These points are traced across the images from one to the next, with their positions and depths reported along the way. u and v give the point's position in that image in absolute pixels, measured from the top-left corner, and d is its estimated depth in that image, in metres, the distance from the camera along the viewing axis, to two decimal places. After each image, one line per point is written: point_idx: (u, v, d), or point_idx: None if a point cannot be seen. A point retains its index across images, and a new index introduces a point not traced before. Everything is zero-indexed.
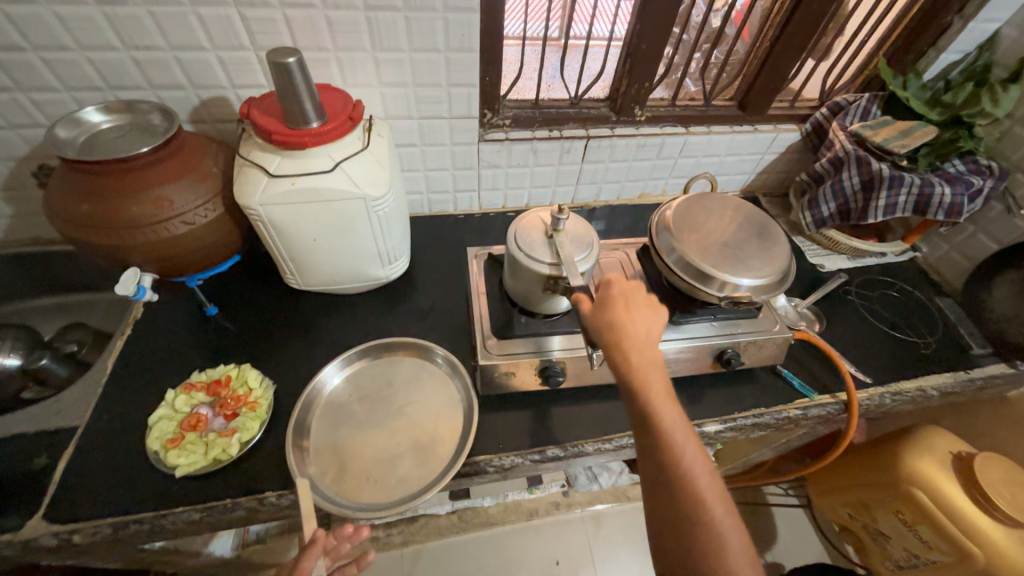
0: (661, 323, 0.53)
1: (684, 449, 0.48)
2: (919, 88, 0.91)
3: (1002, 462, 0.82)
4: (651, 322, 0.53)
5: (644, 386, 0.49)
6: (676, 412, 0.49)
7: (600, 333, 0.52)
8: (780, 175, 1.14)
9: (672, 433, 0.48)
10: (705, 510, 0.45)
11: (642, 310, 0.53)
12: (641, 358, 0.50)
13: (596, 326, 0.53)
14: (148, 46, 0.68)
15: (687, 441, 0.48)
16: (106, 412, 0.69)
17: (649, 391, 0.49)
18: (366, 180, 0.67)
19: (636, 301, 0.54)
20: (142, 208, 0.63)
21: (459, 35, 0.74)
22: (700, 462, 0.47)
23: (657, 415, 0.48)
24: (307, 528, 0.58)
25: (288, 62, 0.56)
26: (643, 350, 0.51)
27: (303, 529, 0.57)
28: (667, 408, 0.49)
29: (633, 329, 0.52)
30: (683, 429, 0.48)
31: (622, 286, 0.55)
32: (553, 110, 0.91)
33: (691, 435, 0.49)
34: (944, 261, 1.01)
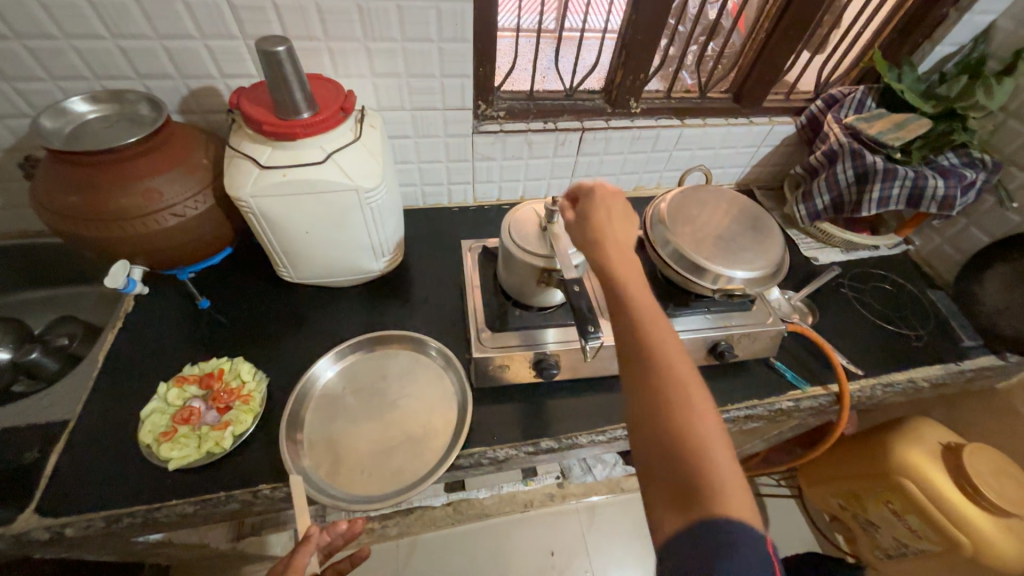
0: (637, 228, 0.57)
1: (657, 331, 0.48)
2: (914, 80, 0.90)
3: (989, 452, 0.84)
4: (627, 227, 0.56)
5: (620, 276, 0.51)
6: (650, 299, 0.50)
7: (581, 232, 0.56)
8: (775, 168, 1.13)
9: (645, 313, 0.49)
10: (676, 382, 0.45)
11: (619, 217, 0.57)
12: (616, 252, 0.53)
13: (577, 224, 0.56)
14: (135, 35, 0.67)
15: (660, 325, 0.49)
16: (98, 406, 0.69)
17: (624, 279, 0.51)
18: (359, 172, 0.66)
19: (615, 209, 0.58)
20: (131, 199, 0.63)
21: (452, 25, 0.73)
22: (673, 342, 0.48)
23: (630, 299, 0.50)
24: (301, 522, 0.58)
25: (277, 51, 0.55)
26: (619, 246, 0.54)
27: (297, 525, 0.57)
28: (642, 295, 0.50)
29: (611, 231, 0.55)
30: (657, 313, 0.50)
31: (603, 194, 0.58)
32: (547, 102, 0.91)
33: (664, 319, 0.50)
34: (936, 254, 1.01)
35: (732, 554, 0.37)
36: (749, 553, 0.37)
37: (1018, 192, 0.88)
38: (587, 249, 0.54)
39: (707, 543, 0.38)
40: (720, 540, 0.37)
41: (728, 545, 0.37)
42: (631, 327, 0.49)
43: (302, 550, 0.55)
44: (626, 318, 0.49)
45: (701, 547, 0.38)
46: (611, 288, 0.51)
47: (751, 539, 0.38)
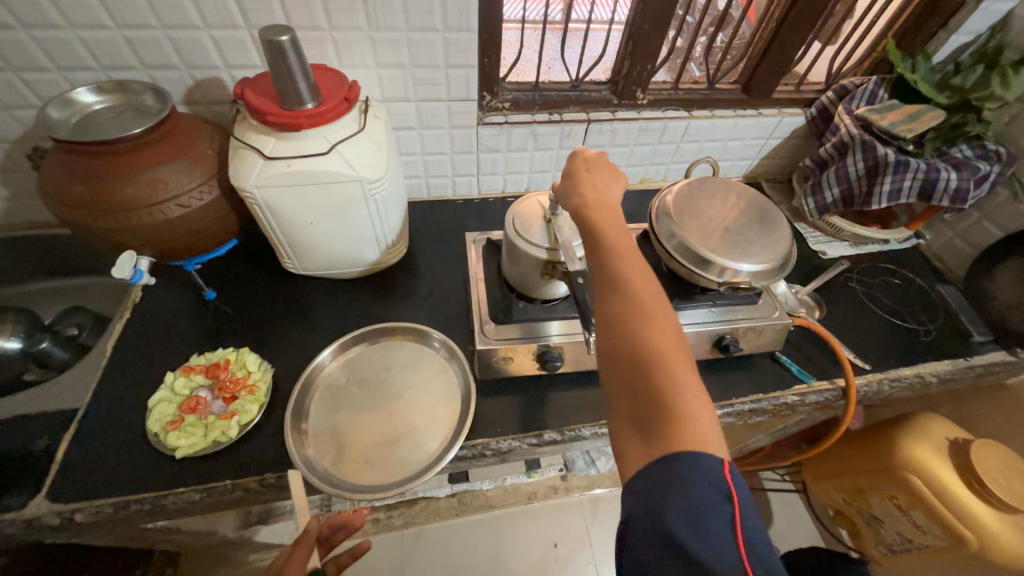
0: (620, 182, 0.59)
1: (629, 264, 0.48)
2: (929, 71, 0.89)
3: (997, 448, 0.83)
4: (611, 183, 0.58)
5: (599, 221, 0.52)
6: (625, 237, 0.51)
7: (566, 187, 0.57)
8: (784, 160, 1.12)
9: (619, 248, 0.49)
10: (645, 312, 0.45)
11: (601, 171, 0.59)
12: (595, 199, 0.55)
13: (564, 181, 0.58)
14: (139, 25, 0.67)
15: (632, 258, 0.49)
16: (107, 394, 0.70)
17: (601, 220, 0.52)
18: (363, 163, 0.66)
19: (598, 164, 0.59)
20: (137, 190, 0.63)
21: (457, 14, 0.72)
22: (645, 275, 0.48)
23: (605, 236, 0.50)
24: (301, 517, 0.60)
25: (281, 40, 0.55)
26: (603, 199, 0.55)
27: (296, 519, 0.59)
28: (616, 232, 0.51)
29: (593, 183, 0.57)
30: (630, 248, 0.50)
31: (587, 154, 0.61)
32: (553, 93, 0.90)
33: (637, 254, 0.50)
34: (947, 248, 1.00)
35: (688, 482, 0.36)
36: (707, 480, 0.37)
37: None
38: (568, 198, 0.56)
39: (665, 464, 0.38)
40: (677, 462, 0.37)
41: (685, 469, 0.37)
42: (603, 262, 0.49)
43: (300, 546, 0.57)
44: (599, 252, 0.50)
45: (658, 470, 0.38)
46: (587, 230, 0.52)
47: (712, 464, 0.37)
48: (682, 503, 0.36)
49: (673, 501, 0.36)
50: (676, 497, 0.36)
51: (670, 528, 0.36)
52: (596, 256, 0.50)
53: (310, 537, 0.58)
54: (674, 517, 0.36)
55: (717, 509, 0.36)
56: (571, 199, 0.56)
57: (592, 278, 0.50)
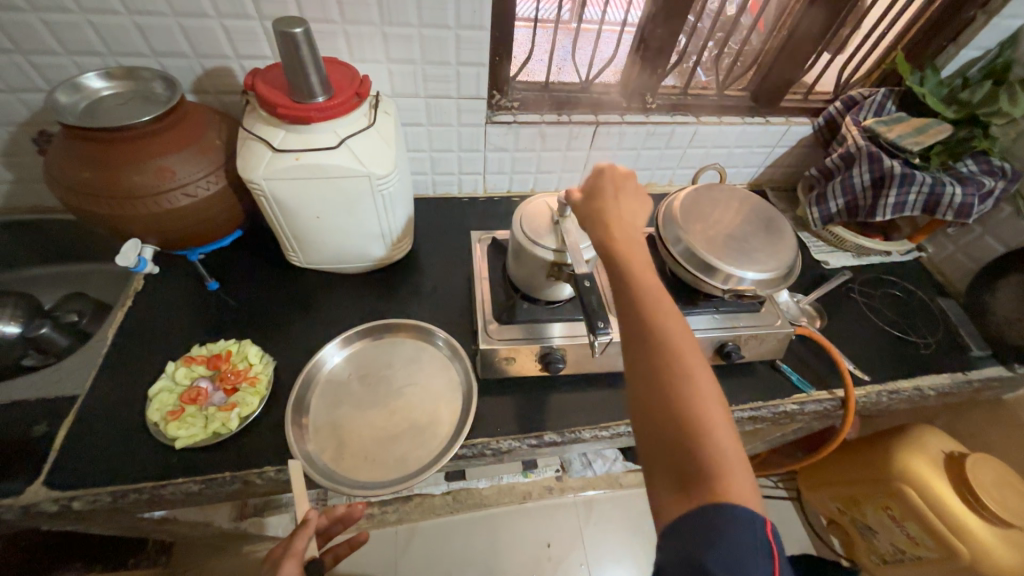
0: (645, 209, 0.59)
1: (661, 309, 0.49)
2: (937, 84, 0.89)
3: (993, 463, 0.83)
4: (635, 209, 0.58)
5: (625, 255, 0.52)
6: (655, 278, 0.51)
7: (591, 211, 0.57)
8: (789, 169, 1.12)
9: (650, 291, 0.49)
10: (681, 360, 0.45)
11: (630, 198, 0.59)
12: (623, 233, 0.54)
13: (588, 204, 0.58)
14: (151, 12, 0.66)
15: (665, 303, 0.49)
16: (107, 382, 0.69)
17: (630, 256, 0.52)
18: (372, 158, 0.66)
19: (623, 193, 0.59)
20: (144, 177, 0.63)
21: (471, 12, 0.71)
22: (678, 320, 0.48)
23: (634, 274, 0.51)
24: (301, 507, 0.59)
25: (294, 33, 0.54)
26: (627, 228, 0.55)
27: (297, 509, 0.59)
28: (647, 273, 0.51)
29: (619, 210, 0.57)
30: (661, 291, 0.50)
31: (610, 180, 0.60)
32: (563, 94, 0.90)
33: (668, 297, 0.50)
34: (948, 262, 1.00)
35: (731, 532, 0.37)
36: (749, 532, 0.37)
37: None
38: (596, 227, 0.55)
39: (708, 511, 0.38)
40: (722, 513, 0.37)
41: (729, 521, 0.37)
42: (635, 304, 0.49)
43: (299, 536, 0.57)
44: (630, 293, 0.50)
45: (699, 518, 0.38)
46: (616, 262, 0.52)
47: (752, 517, 0.38)
48: (725, 550, 0.36)
49: (717, 547, 0.36)
50: (719, 543, 0.36)
51: (706, 567, 0.36)
52: (626, 297, 0.50)
53: (308, 527, 0.57)
54: (713, 559, 0.36)
55: (755, 557, 0.36)
56: (598, 229, 0.55)
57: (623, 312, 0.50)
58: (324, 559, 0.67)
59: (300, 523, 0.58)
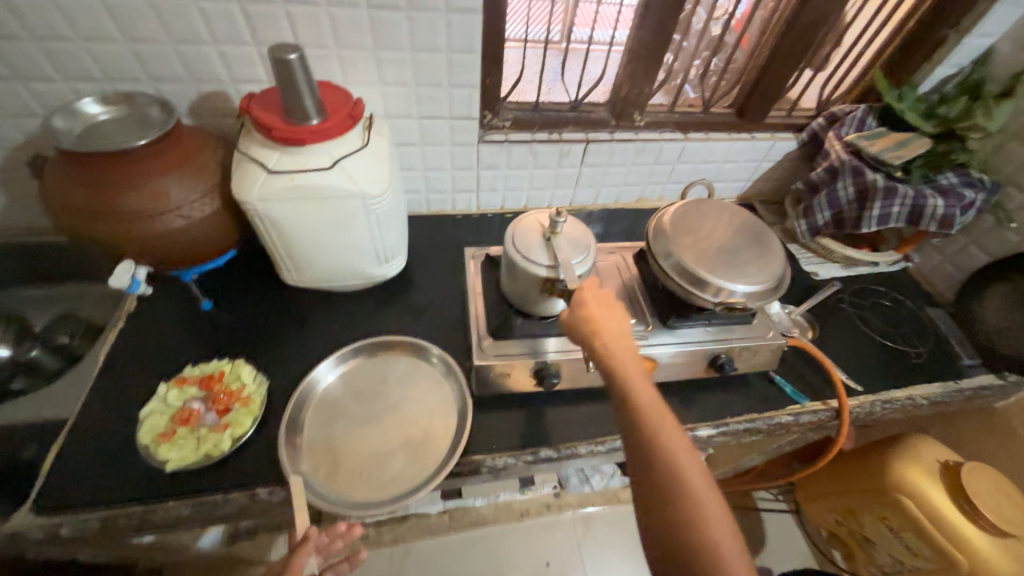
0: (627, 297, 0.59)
1: (661, 430, 0.49)
2: (915, 100, 0.92)
3: (987, 471, 0.83)
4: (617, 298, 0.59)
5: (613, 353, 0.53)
6: (651, 394, 0.51)
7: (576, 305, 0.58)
8: (776, 183, 1.15)
9: (648, 413, 0.50)
10: (677, 473, 0.46)
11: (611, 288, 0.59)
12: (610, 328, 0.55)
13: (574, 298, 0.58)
14: (148, 39, 0.67)
15: (664, 423, 0.49)
16: (98, 405, 0.68)
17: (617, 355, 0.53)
18: (366, 178, 0.67)
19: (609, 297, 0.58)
20: (139, 200, 0.63)
21: (462, 35, 0.74)
22: (679, 438, 0.48)
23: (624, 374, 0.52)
24: (301, 524, 0.58)
25: (289, 58, 0.56)
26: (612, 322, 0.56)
27: (295, 527, 0.57)
28: (643, 390, 0.51)
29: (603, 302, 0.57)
30: (659, 408, 0.50)
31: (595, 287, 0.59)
32: (553, 112, 0.92)
33: (666, 412, 0.50)
34: (935, 271, 1.02)
35: None
36: None
37: (1017, 212, 0.89)
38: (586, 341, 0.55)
39: None
40: None
41: None
42: (635, 428, 0.49)
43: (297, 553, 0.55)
44: (629, 416, 0.50)
45: None
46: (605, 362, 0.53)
47: None
48: None
49: None
50: None
51: None
52: (627, 416, 0.51)
53: (309, 544, 0.55)
54: None
55: None
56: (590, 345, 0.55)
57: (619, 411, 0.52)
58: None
59: (297, 543, 0.56)
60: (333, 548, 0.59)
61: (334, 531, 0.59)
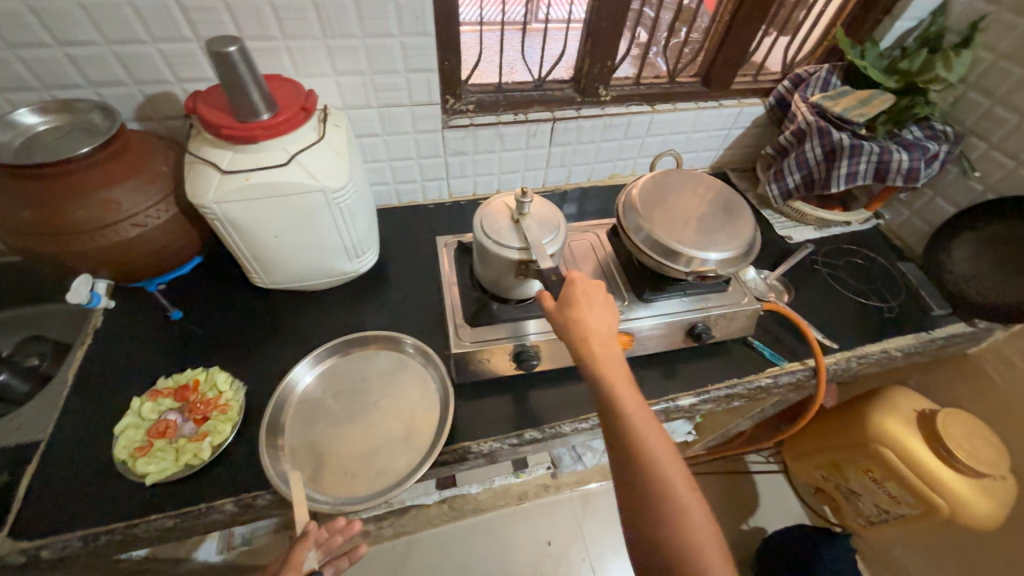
0: (615, 311, 0.56)
1: (652, 448, 0.49)
2: (877, 56, 0.92)
3: (962, 415, 0.86)
4: (605, 313, 0.56)
5: (603, 371, 0.52)
6: (638, 400, 0.51)
7: (562, 321, 0.55)
8: (747, 149, 1.15)
9: (635, 422, 0.49)
10: (667, 492, 0.47)
11: (597, 303, 0.56)
12: (600, 347, 0.53)
13: (560, 314, 0.55)
14: (82, 42, 0.64)
15: (656, 440, 0.49)
16: (71, 423, 0.67)
17: (604, 371, 0.52)
18: (324, 172, 0.65)
19: (597, 298, 0.56)
20: (88, 211, 0.61)
21: (413, 19, 0.72)
22: (664, 443, 0.49)
23: (613, 392, 0.51)
24: (301, 519, 0.57)
25: (229, 51, 0.54)
26: (600, 336, 0.54)
27: (295, 522, 0.56)
28: (632, 400, 0.51)
29: (590, 314, 0.54)
30: (646, 416, 0.50)
31: (585, 285, 0.57)
32: (517, 93, 0.91)
33: (652, 418, 0.51)
34: (905, 227, 1.04)
35: None
36: None
37: (979, 162, 0.90)
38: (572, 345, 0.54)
39: None
40: None
41: None
42: (628, 448, 0.49)
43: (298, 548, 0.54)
44: (617, 424, 0.50)
45: None
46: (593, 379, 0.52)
47: None
48: None
49: None
50: None
51: None
52: (615, 431, 0.50)
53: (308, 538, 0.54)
54: None
55: None
56: (577, 349, 0.53)
57: (608, 428, 0.51)
58: (325, 571, 0.65)
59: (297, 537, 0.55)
60: (332, 544, 0.59)
61: (333, 527, 0.59)
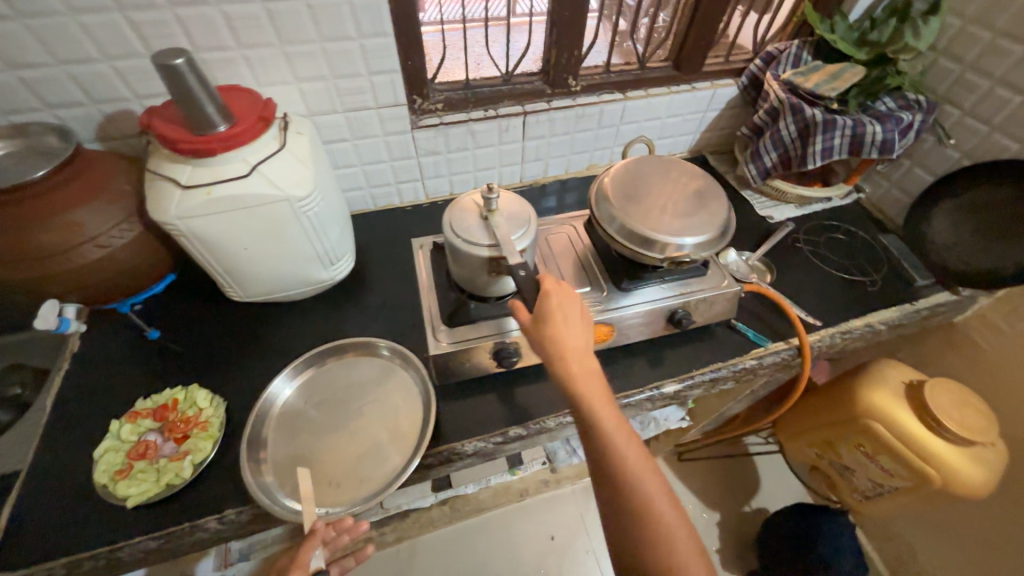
0: (591, 324, 0.55)
1: (632, 466, 0.49)
2: (847, 29, 0.91)
3: (950, 384, 0.86)
4: (581, 328, 0.55)
5: (582, 389, 0.51)
6: (617, 416, 0.51)
7: (538, 337, 0.53)
8: (724, 131, 1.14)
9: (618, 443, 0.49)
10: (650, 508, 0.47)
11: (573, 316, 0.55)
12: (579, 364, 0.52)
13: (536, 332, 0.54)
14: (33, 64, 0.63)
15: (636, 457, 0.49)
16: (50, 451, 0.66)
17: (585, 389, 0.51)
18: (288, 181, 0.64)
19: (573, 312, 0.55)
20: (48, 235, 0.60)
21: (370, 19, 0.71)
22: (643, 460, 0.50)
23: (593, 412, 0.50)
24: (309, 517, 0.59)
25: (177, 64, 0.53)
26: (578, 352, 0.53)
27: (304, 520, 0.58)
28: (610, 416, 0.50)
29: (567, 330, 0.53)
30: (627, 433, 0.50)
31: (560, 298, 0.55)
32: (485, 89, 0.89)
33: (632, 435, 0.51)
34: (885, 199, 1.03)
35: None
36: None
37: (954, 129, 0.89)
38: (548, 362, 0.52)
39: None
40: None
41: None
42: (610, 469, 0.49)
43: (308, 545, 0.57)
44: (599, 444, 0.49)
45: None
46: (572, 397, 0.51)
47: None
48: None
49: None
50: None
51: None
52: (597, 451, 0.50)
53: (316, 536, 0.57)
54: None
55: None
56: (555, 369, 0.52)
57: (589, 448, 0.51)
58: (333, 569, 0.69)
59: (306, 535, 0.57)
60: (339, 544, 0.60)
61: (340, 526, 0.59)
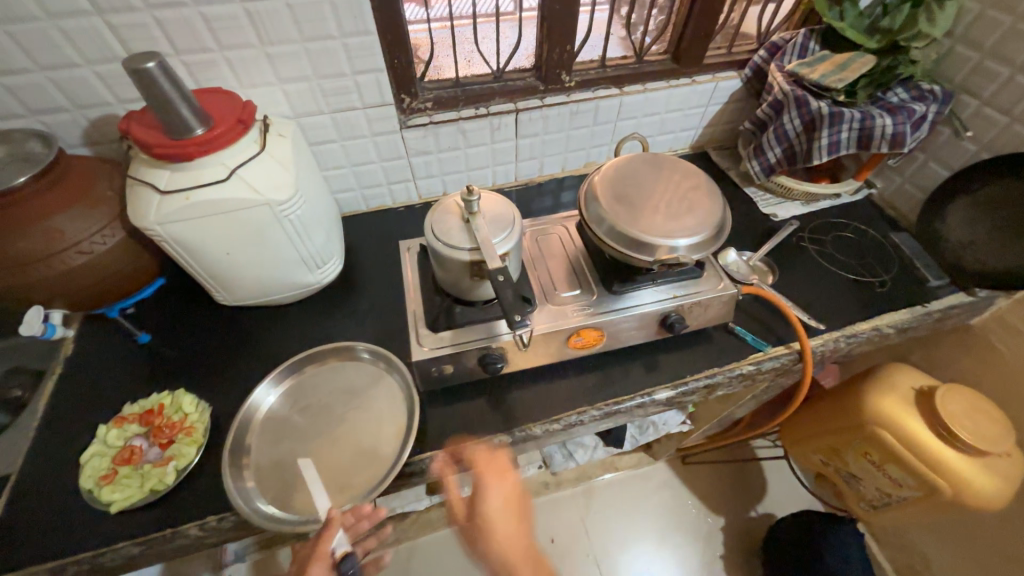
0: (508, 474, 0.68)
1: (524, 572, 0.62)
2: (857, 16, 0.85)
3: (963, 391, 0.81)
4: (506, 516, 0.66)
5: (489, 522, 0.66)
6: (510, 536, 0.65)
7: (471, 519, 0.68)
8: (728, 126, 1.10)
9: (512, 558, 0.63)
10: None
11: (496, 488, 0.67)
12: (506, 535, 0.65)
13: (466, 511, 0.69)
14: (15, 71, 0.63)
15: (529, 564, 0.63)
16: (38, 455, 0.67)
17: (499, 554, 0.64)
18: (268, 185, 0.63)
19: (495, 491, 0.66)
20: (29, 242, 0.60)
21: (351, 18, 0.69)
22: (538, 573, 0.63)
23: (498, 545, 0.64)
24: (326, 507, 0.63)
25: (147, 66, 0.52)
26: (495, 510, 0.66)
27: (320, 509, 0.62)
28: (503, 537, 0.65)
29: (493, 526, 0.66)
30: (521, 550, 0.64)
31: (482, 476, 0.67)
32: (475, 86, 0.87)
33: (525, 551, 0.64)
34: (898, 194, 0.98)
35: None
36: None
37: (972, 121, 0.84)
38: (478, 542, 0.66)
39: None
40: None
41: None
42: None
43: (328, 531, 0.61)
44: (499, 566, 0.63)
45: None
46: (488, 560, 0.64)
47: None
48: None
49: None
50: None
51: None
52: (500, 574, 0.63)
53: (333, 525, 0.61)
54: None
55: None
56: (479, 546, 0.66)
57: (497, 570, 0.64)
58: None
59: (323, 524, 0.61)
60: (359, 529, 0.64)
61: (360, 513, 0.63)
